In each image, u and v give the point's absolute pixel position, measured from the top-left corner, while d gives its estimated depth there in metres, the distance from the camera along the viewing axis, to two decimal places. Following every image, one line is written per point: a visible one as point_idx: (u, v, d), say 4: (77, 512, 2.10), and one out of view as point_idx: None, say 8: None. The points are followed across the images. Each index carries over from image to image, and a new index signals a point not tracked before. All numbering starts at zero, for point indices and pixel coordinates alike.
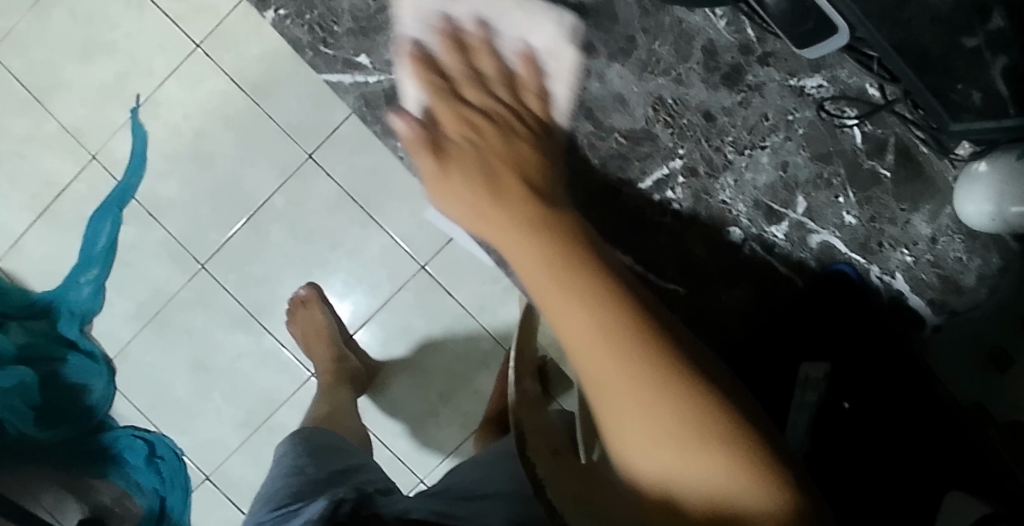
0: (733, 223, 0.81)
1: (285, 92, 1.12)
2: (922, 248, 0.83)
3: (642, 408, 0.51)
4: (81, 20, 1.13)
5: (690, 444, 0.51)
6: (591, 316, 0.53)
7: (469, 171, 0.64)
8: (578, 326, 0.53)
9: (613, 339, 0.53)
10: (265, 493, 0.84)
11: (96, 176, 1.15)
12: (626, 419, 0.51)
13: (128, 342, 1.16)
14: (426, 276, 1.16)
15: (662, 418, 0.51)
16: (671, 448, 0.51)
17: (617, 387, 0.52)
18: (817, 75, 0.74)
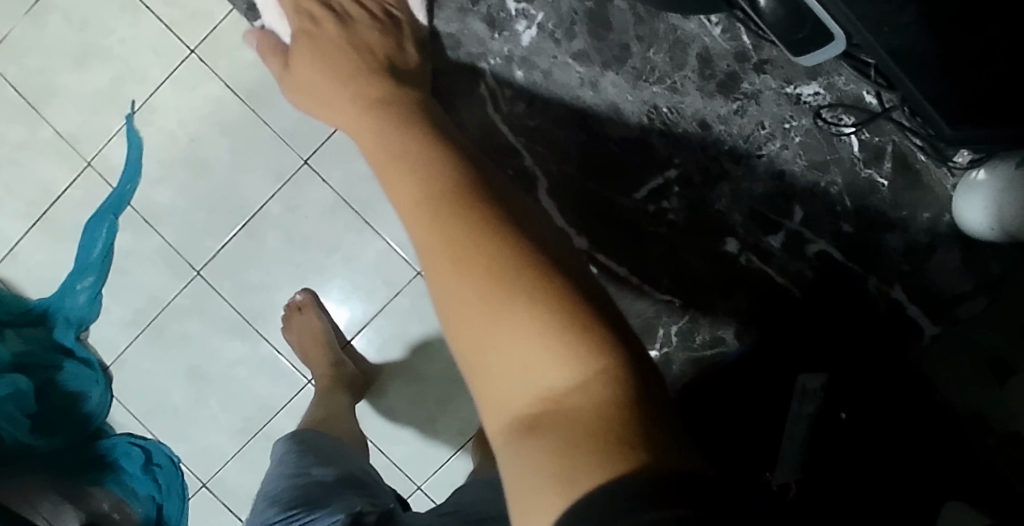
0: (736, 220, 0.93)
1: (280, 97, 1.12)
2: (921, 245, 0.91)
3: (488, 321, 0.58)
4: (75, 26, 1.12)
5: (527, 347, 0.57)
6: (452, 254, 0.61)
7: (318, 74, 0.89)
8: (445, 266, 0.61)
9: (465, 270, 0.60)
10: (268, 491, 0.83)
11: (91, 182, 1.14)
12: (476, 334, 0.58)
13: (125, 349, 1.16)
14: (423, 282, 1.16)
15: (506, 327, 0.57)
16: (515, 352, 0.57)
17: (466, 310, 0.59)
18: (800, 94, 0.91)
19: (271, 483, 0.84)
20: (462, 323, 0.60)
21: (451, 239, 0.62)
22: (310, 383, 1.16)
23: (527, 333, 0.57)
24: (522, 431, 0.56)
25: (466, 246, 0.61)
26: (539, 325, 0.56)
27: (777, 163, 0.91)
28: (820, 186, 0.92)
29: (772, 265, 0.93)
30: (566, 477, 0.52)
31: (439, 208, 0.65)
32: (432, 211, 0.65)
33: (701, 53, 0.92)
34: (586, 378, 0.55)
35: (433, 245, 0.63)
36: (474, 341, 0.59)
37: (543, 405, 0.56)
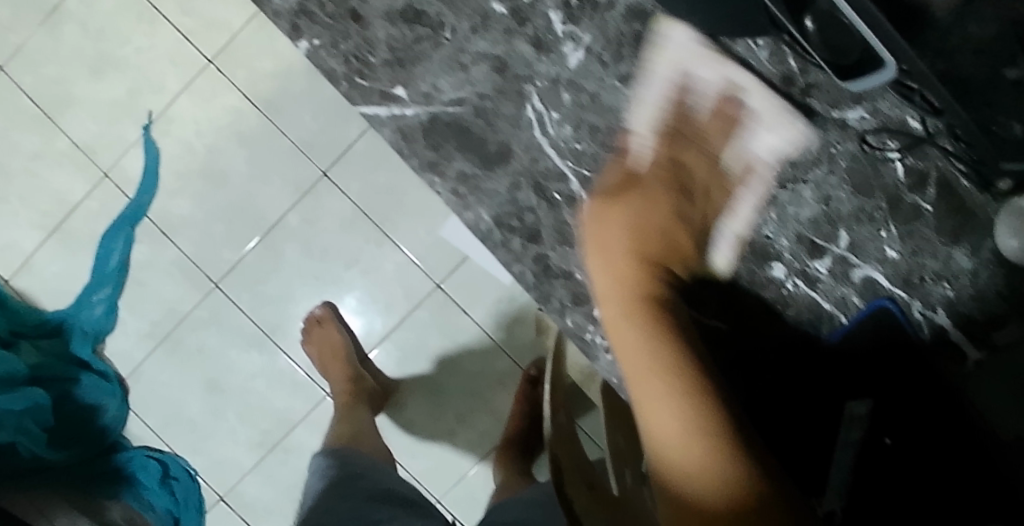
0: (770, 253, 0.66)
1: (299, 110, 1.11)
2: (975, 289, 0.64)
3: (652, 396, 0.57)
4: (92, 36, 1.11)
5: (743, 490, 0.50)
6: (701, 390, 0.56)
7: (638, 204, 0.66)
8: (672, 419, 0.55)
9: (696, 411, 0.55)
10: (309, 498, 0.88)
11: (108, 193, 1.13)
12: (647, 411, 0.57)
13: (142, 362, 1.15)
14: (442, 295, 1.15)
15: (723, 480, 0.51)
16: (724, 495, 0.50)
17: (698, 456, 0.53)
18: (843, 117, 0.64)
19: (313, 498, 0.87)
20: (683, 467, 0.53)
21: (692, 373, 0.58)
22: (328, 396, 1.15)
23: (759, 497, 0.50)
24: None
25: (703, 392, 0.56)
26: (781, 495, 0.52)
27: (816, 192, 0.65)
28: (858, 224, 0.65)
29: None
30: None
31: (675, 351, 0.59)
32: (669, 375, 0.57)
33: None
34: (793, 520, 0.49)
35: (663, 383, 0.57)
36: (689, 493, 0.51)
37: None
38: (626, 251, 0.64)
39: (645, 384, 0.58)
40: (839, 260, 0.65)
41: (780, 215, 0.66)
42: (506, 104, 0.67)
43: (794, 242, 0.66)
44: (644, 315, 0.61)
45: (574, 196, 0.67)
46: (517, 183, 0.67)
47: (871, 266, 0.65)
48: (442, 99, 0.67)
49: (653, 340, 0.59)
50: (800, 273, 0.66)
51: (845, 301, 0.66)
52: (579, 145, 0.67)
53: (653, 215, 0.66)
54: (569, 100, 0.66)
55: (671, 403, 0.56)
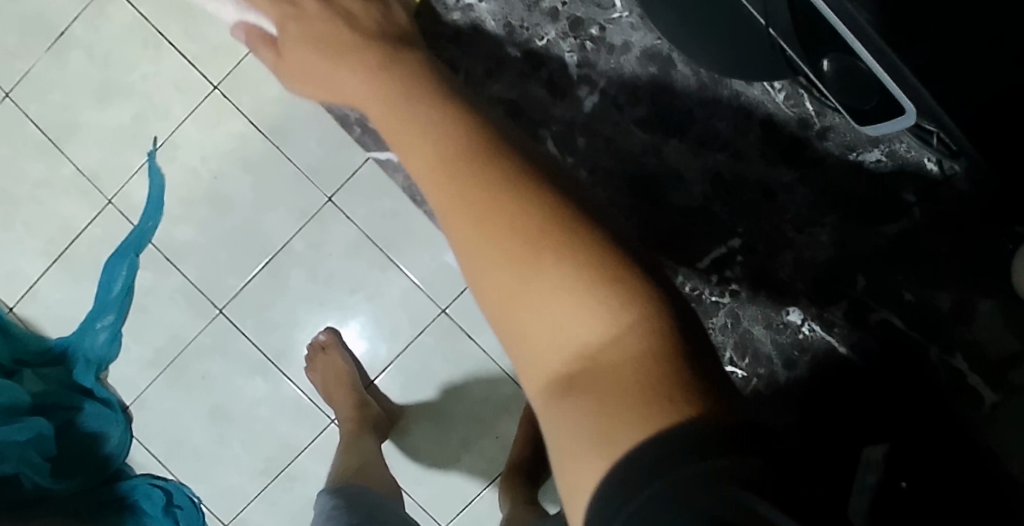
0: (789, 301, 0.88)
1: (303, 135, 1.11)
2: None
3: (501, 284, 0.55)
4: (98, 62, 1.11)
5: (553, 303, 0.54)
6: (494, 211, 0.56)
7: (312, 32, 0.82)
8: (530, 302, 0.55)
9: (488, 237, 0.56)
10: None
11: (113, 220, 1.12)
12: (502, 296, 0.55)
13: (145, 389, 1.14)
14: (448, 320, 1.14)
15: (535, 295, 0.54)
16: (539, 316, 0.55)
17: (511, 293, 0.55)
18: (860, 158, 0.85)
19: None
20: (496, 294, 0.56)
21: (476, 201, 0.57)
22: (333, 422, 1.15)
23: (557, 297, 0.54)
24: (570, 396, 0.54)
25: (492, 213, 0.56)
26: (585, 280, 0.54)
27: (831, 237, 0.86)
28: (872, 271, 0.86)
29: (837, 334, 0.87)
30: (606, 429, 0.51)
31: (460, 189, 0.58)
32: (511, 242, 0.55)
33: (764, 120, 0.86)
34: (606, 317, 0.54)
35: (463, 222, 0.57)
36: (510, 316, 0.56)
37: (569, 371, 0.54)
38: (413, 127, 0.65)
39: (487, 272, 0.56)
40: (854, 306, 0.87)
41: (802, 258, 0.87)
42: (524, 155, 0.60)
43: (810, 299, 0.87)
44: (429, 173, 0.61)
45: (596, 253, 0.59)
46: None
47: (886, 311, 0.86)
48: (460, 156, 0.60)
49: (479, 212, 0.57)
50: (813, 318, 0.87)
51: (856, 340, 0.87)
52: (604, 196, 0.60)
53: (418, 106, 0.66)
54: None
55: (523, 280, 0.55)
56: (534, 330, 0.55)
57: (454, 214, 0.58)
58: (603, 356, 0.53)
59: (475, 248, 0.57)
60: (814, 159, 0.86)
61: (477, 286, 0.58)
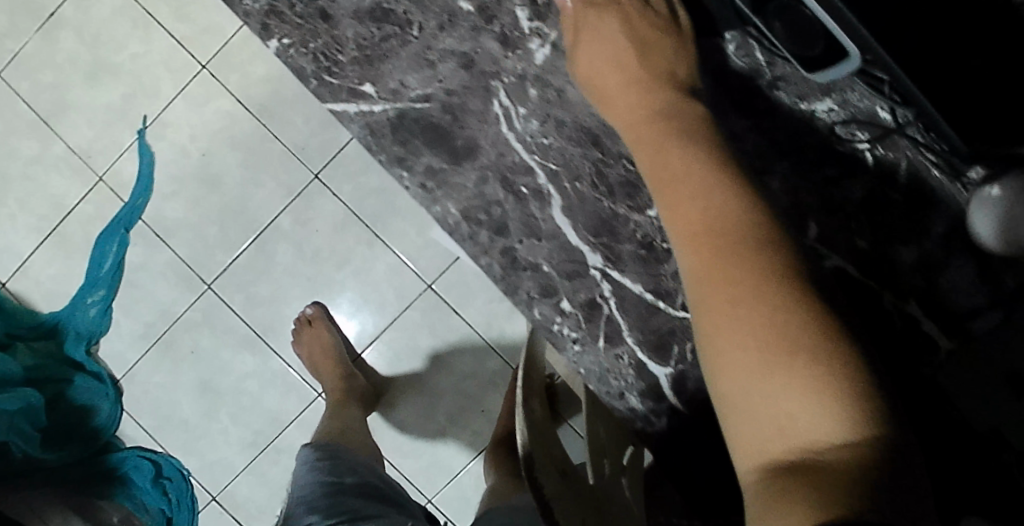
0: None
1: (290, 113, 1.12)
2: (943, 282, 0.63)
3: (733, 323, 0.47)
4: (87, 42, 1.13)
5: (798, 382, 0.45)
6: (728, 245, 0.49)
7: None
8: (746, 356, 0.46)
9: (734, 290, 0.48)
10: (296, 498, 0.85)
11: (103, 197, 1.14)
12: (731, 341, 0.47)
13: (135, 364, 1.16)
14: (433, 295, 1.16)
15: (764, 360, 0.46)
16: (770, 389, 0.45)
17: (745, 349, 0.46)
18: (810, 110, 0.63)
19: (300, 489, 0.86)
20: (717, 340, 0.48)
21: (731, 245, 0.49)
22: (320, 396, 1.17)
23: (797, 372, 0.45)
24: (768, 483, 0.43)
25: (745, 266, 0.48)
26: (829, 359, 0.45)
27: (784, 184, 0.64)
28: (829, 218, 0.64)
29: None
30: None
31: (718, 234, 0.50)
32: (764, 290, 0.47)
33: (714, 68, 0.64)
34: (855, 426, 0.43)
35: (707, 253, 0.50)
36: (729, 370, 0.47)
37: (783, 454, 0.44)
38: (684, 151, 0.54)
39: (723, 311, 0.48)
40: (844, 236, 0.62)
41: None
42: (475, 100, 0.62)
43: None
44: (678, 193, 0.52)
45: (542, 190, 0.62)
46: (485, 178, 0.62)
47: (840, 259, 0.64)
48: (409, 96, 0.63)
49: (726, 245, 0.49)
50: None
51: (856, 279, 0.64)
52: (545, 140, 0.62)
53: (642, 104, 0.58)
54: (535, 95, 0.63)
55: (758, 330, 0.47)
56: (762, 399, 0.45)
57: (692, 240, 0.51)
58: (829, 459, 0.43)
59: (710, 282, 0.49)
60: (765, 110, 0.64)
61: (704, 329, 0.49)
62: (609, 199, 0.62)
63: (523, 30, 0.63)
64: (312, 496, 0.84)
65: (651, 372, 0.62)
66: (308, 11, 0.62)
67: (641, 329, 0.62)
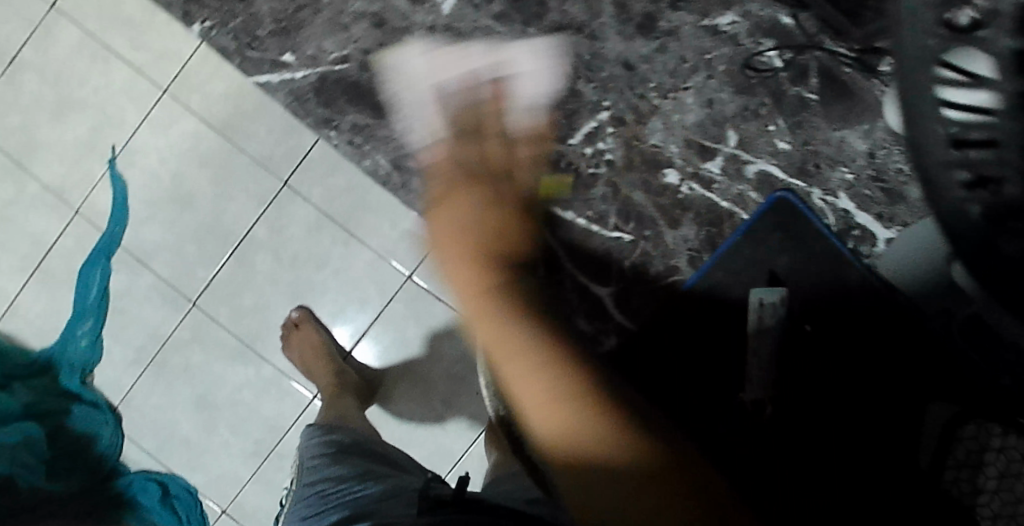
0: None
1: (253, 125, 1.15)
2: None
3: (556, 414, 0.55)
4: (49, 81, 1.17)
5: (598, 420, 0.54)
6: (534, 350, 0.57)
7: None
8: (562, 428, 0.54)
9: (536, 363, 0.57)
10: (307, 469, 0.91)
11: (81, 229, 1.18)
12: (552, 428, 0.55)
13: (131, 388, 1.19)
14: (414, 285, 1.18)
15: (568, 410, 0.55)
16: (578, 422, 0.54)
17: (524, 371, 0.57)
18: None
19: (310, 460, 0.92)
20: (533, 405, 0.56)
21: (527, 349, 0.57)
22: (315, 398, 1.19)
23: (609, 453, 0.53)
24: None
25: (536, 348, 0.57)
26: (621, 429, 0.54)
27: (702, 97, 0.92)
28: None
29: None
30: None
31: (510, 321, 0.59)
32: (570, 390, 0.55)
33: None
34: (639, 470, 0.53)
35: (512, 357, 0.57)
36: (545, 424, 0.55)
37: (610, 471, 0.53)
38: (466, 261, 0.62)
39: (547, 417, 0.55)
40: None
41: None
42: None
43: None
44: (482, 296, 0.60)
45: None
46: None
47: None
48: None
49: (540, 350, 0.57)
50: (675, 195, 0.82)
51: None
52: None
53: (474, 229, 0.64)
54: None
55: (574, 418, 0.54)
56: (575, 435, 0.54)
57: (506, 354, 0.57)
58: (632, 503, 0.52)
59: (535, 389, 0.56)
60: None
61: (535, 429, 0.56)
62: None
63: None
64: (322, 468, 0.89)
65: None
66: None
67: None
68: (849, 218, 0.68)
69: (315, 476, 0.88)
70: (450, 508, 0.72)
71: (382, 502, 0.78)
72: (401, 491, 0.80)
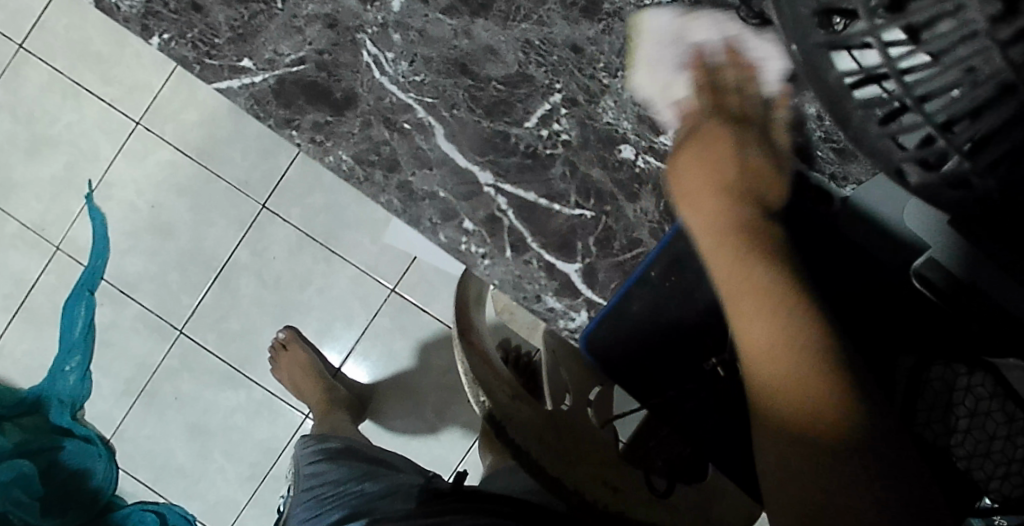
0: (616, 137, 0.62)
1: (228, 150, 1.18)
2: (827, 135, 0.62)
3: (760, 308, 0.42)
4: (23, 120, 1.19)
5: (800, 343, 0.41)
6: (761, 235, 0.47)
7: None
8: (773, 323, 0.42)
9: (737, 249, 0.46)
10: (305, 475, 0.92)
11: (63, 265, 1.19)
12: (772, 343, 0.41)
13: (123, 420, 1.19)
14: (398, 298, 1.20)
15: (782, 322, 0.42)
16: (783, 333, 0.42)
17: (755, 270, 0.44)
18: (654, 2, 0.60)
19: (308, 469, 0.93)
20: (729, 291, 0.44)
21: (734, 230, 0.47)
22: (308, 417, 1.19)
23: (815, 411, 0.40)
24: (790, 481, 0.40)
25: (766, 237, 0.47)
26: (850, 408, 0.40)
27: None
28: None
29: None
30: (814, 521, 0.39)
31: (734, 201, 0.49)
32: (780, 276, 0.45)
33: None
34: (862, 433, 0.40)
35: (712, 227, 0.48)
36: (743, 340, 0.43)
37: (800, 432, 0.40)
38: (704, 149, 0.52)
39: (765, 330, 0.42)
40: None
41: (615, 99, 0.62)
42: (346, 53, 0.62)
43: (636, 124, 0.62)
44: (704, 168, 0.51)
45: (422, 122, 0.63)
46: (369, 122, 0.62)
47: None
48: (285, 61, 0.62)
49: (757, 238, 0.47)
50: (647, 150, 0.62)
51: None
52: (418, 77, 0.62)
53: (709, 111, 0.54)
54: (400, 39, 0.62)
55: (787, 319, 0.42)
56: (777, 364, 0.41)
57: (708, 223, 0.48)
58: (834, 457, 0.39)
59: (764, 287, 0.43)
60: (612, 13, 0.61)
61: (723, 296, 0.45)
62: (485, 121, 0.63)
63: None
64: (319, 473, 0.90)
65: (561, 270, 0.64)
66: (179, 3, 0.62)
67: (543, 233, 0.63)
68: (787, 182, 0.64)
69: (311, 481, 0.89)
70: (450, 496, 0.72)
71: (378, 499, 0.78)
72: (398, 485, 0.81)
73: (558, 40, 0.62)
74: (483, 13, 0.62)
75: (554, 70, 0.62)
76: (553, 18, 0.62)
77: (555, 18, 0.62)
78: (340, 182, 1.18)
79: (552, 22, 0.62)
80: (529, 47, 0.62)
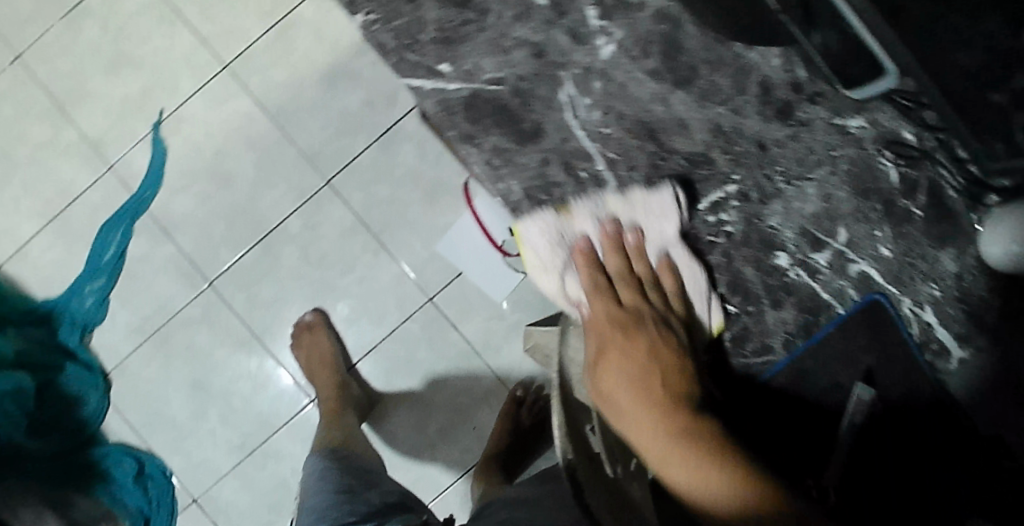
0: (775, 243, 0.66)
1: (308, 118, 1.15)
2: (961, 293, 0.65)
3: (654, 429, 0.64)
4: (111, 33, 1.15)
5: (727, 461, 0.60)
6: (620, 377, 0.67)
7: None
8: (656, 442, 0.63)
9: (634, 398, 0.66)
10: (313, 502, 0.87)
11: (111, 185, 1.15)
12: (665, 456, 0.62)
13: (127, 357, 1.16)
14: (434, 308, 1.17)
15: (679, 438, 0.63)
16: (665, 443, 0.62)
17: (637, 413, 0.65)
18: (843, 125, 0.64)
19: (313, 496, 0.88)
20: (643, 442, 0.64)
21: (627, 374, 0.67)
22: (312, 402, 1.16)
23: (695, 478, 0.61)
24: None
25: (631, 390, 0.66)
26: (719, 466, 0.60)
27: (820, 191, 0.65)
28: (856, 224, 0.65)
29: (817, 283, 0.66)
30: None
31: (628, 359, 0.68)
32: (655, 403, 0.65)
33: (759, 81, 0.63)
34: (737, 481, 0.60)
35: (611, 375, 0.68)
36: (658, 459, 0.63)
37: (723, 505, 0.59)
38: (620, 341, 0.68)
39: (663, 454, 0.62)
40: (837, 255, 0.66)
41: (786, 205, 0.65)
42: (544, 86, 0.62)
43: (797, 236, 0.66)
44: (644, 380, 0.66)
45: (598, 175, 0.65)
46: (548, 160, 0.63)
47: (866, 262, 0.66)
48: (481, 78, 0.62)
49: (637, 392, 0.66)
50: (801, 264, 0.66)
51: (842, 292, 0.67)
52: (608, 130, 0.63)
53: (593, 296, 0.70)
54: (599, 88, 0.63)
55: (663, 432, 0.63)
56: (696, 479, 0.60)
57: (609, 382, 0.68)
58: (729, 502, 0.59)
59: (641, 424, 0.64)
60: (804, 122, 0.64)
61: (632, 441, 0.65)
62: None
63: (591, 28, 0.62)
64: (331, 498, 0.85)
65: None
66: None
67: None
68: (911, 333, 0.67)
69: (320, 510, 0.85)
70: None
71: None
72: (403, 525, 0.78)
73: (747, 131, 0.64)
74: (682, 86, 0.63)
75: (737, 160, 0.65)
76: (750, 109, 0.64)
77: (751, 110, 0.64)
78: (408, 178, 1.16)
79: (747, 114, 0.64)
80: (719, 132, 0.64)
